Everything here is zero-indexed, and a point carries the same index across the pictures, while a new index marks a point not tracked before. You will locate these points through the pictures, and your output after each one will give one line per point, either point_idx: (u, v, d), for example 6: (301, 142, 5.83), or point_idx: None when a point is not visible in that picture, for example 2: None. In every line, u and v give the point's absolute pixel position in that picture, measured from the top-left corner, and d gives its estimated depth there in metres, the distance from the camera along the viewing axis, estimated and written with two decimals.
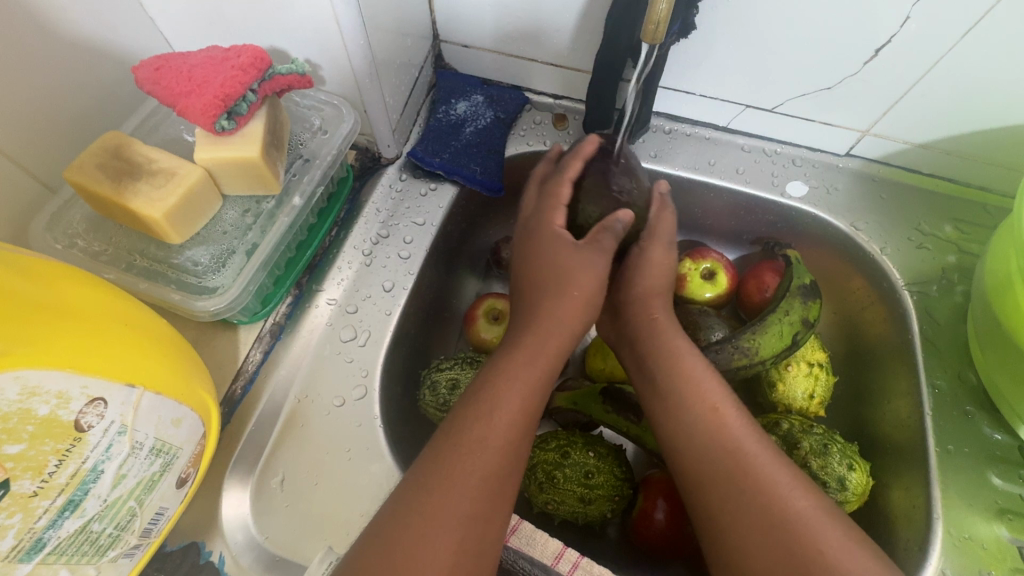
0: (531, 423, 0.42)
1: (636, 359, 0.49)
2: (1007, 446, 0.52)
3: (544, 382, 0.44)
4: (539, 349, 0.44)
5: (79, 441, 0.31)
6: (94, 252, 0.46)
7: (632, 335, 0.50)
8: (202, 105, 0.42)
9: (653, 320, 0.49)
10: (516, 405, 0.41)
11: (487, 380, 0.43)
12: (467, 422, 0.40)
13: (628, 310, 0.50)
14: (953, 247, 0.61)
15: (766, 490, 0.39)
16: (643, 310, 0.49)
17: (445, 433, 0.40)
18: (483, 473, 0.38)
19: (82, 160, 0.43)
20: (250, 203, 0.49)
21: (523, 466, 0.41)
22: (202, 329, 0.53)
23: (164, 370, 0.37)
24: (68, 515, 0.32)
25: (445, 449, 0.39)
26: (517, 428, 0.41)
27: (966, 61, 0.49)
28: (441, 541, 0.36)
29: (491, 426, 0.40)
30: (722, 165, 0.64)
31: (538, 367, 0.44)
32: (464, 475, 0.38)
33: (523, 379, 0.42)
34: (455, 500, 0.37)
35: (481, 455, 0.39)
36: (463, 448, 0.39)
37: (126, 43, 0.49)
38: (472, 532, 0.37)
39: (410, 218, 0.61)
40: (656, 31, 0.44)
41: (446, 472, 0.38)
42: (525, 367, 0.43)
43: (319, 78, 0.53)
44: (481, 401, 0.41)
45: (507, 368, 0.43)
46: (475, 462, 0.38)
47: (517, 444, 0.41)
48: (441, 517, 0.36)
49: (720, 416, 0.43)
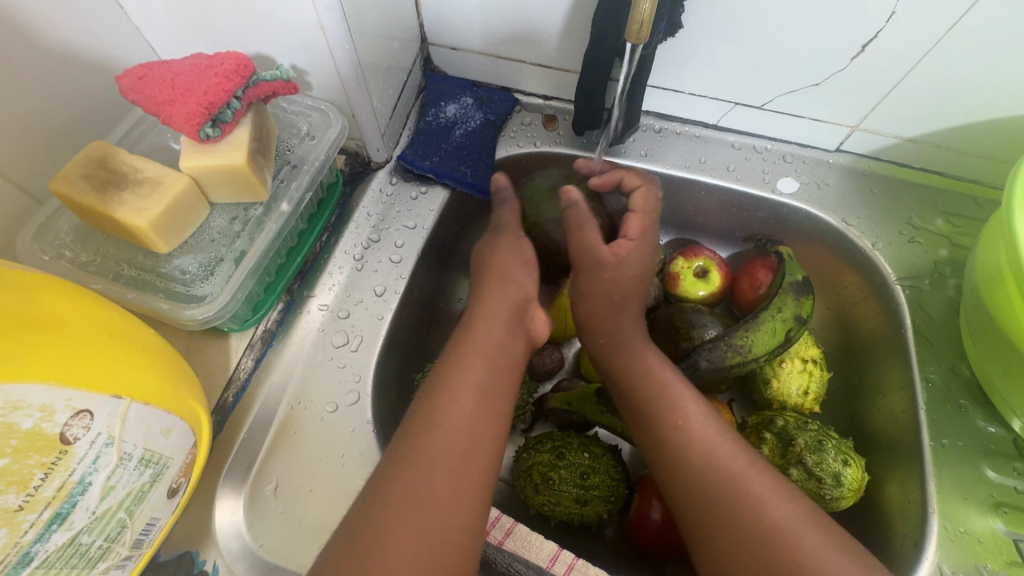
0: (493, 399, 0.42)
1: (606, 373, 0.49)
2: (1001, 438, 0.52)
3: (501, 361, 0.44)
4: (492, 336, 0.45)
5: (64, 454, 0.31)
6: (82, 262, 0.46)
7: (593, 354, 0.50)
8: (186, 113, 0.42)
9: (610, 337, 0.49)
10: (470, 386, 0.41)
11: (443, 368, 0.43)
12: (424, 411, 0.40)
13: (584, 335, 0.51)
14: (945, 240, 0.61)
15: (741, 497, 0.39)
16: (592, 335, 0.50)
17: (411, 423, 0.40)
18: (439, 459, 0.38)
19: (67, 170, 0.43)
20: (238, 210, 0.49)
21: (491, 443, 0.40)
22: (193, 337, 0.52)
23: (150, 380, 0.37)
24: (56, 527, 0.32)
25: (408, 438, 0.39)
26: (474, 411, 0.41)
27: (950, 57, 0.50)
28: (408, 529, 0.36)
29: (443, 412, 0.40)
30: (713, 163, 0.64)
31: (488, 351, 0.44)
32: (422, 464, 0.38)
33: (479, 359, 0.43)
34: (415, 491, 0.37)
35: (443, 437, 0.39)
36: (418, 438, 0.39)
37: (110, 52, 0.49)
38: (440, 514, 0.37)
39: (401, 222, 0.61)
40: (641, 30, 0.45)
41: (413, 458, 0.38)
42: (478, 353, 0.44)
43: (306, 84, 0.53)
44: (433, 392, 0.41)
45: (464, 354, 0.44)
46: (437, 445, 0.39)
47: (479, 421, 0.41)
48: (408, 506, 0.36)
49: (691, 426, 0.43)
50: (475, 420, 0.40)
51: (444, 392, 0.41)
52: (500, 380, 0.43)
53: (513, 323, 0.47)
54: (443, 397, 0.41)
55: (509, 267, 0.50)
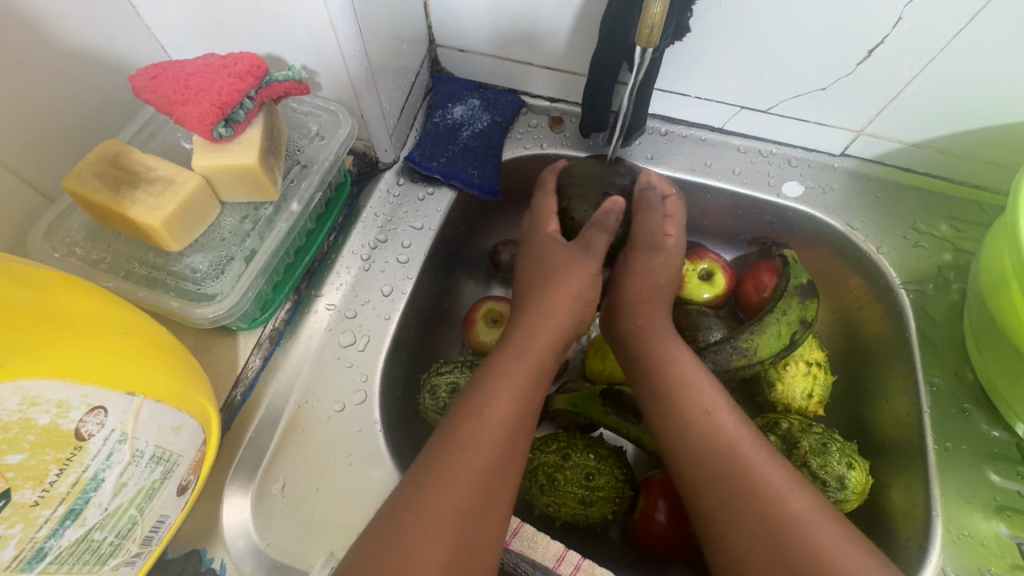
0: (527, 418, 0.43)
1: (630, 364, 0.50)
2: (1004, 442, 0.53)
3: (538, 379, 0.44)
4: (533, 351, 0.45)
5: (79, 450, 0.31)
6: (94, 261, 0.46)
7: (624, 338, 0.51)
8: (199, 113, 0.42)
9: (643, 326, 0.49)
10: (511, 401, 0.42)
11: (482, 380, 0.43)
12: (464, 418, 0.41)
13: (619, 318, 0.51)
14: (948, 245, 0.61)
15: (760, 490, 0.39)
16: (625, 320, 0.50)
17: (444, 431, 0.41)
18: (475, 469, 0.38)
19: (80, 169, 0.43)
20: (248, 209, 0.49)
21: (521, 461, 0.41)
22: (201, 335, 0.53)
23: (163, 378, 0.37)
24: (69, 523, 0.32)
25: (442, 448, 0.39)
26: (512, 425, 0.41)
27: (956, 62, 0.50)
28: (440, 538, 0.36)
29: (483, 422, 0.40)
30: (719, 166, 0.64)
31: (532, 368, 0.44)
32: (461, 473, 0.38)
33: (519, 377, 0.43)
34: (450, 497, 0.37)
35: (479, 450, 0.39)
36: (458, 446, 0.39)
37: (122, 51, 0.49)
38: (471, 528, 0.37)
39: (408, 222, 0.61)
40: (651, 34, 0.45)
41: (448, 466, 0.38)
42: (519, 365, 0.44)
43: (316, 84, 0.53)
44: (472, 399, 0.42)
45: (509, 369, 0.43)
46: (475, 457, 0.39)
47: (515, 440, 0.41)
48: (439, 516, 0.36)
49: (712, 419, 0.43)
50: (512, 439, 0.41)
51: (480, 403, 0.41)
52: (535, 397, 0.44)
53: (555, 341, 0.47)
54: (483, 406, 0.41)
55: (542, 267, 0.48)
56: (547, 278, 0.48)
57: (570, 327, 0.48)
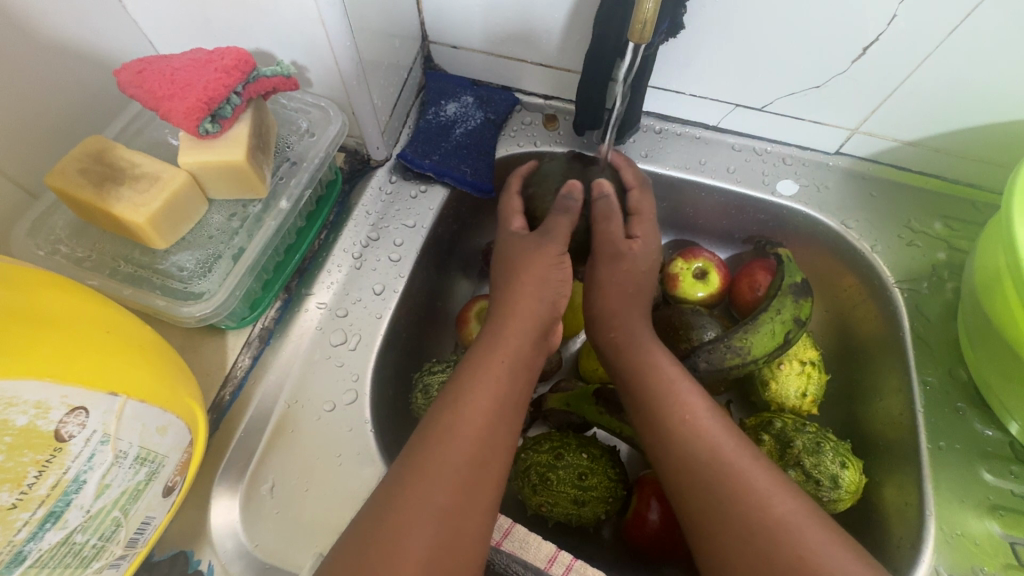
0: (508, 410, 0.42)
1: (613, 370, 0.49)
2: (998, 441, 0.52)
3: (517, 369, 0.44)
4: (507, 341, 0.44)
5: (59, 451, 0.31)
6: (78, 259, 0.45)
7: (603, 343, 0.50)
8: (185, 108, 0.41)
9: (624, 329, 0.48)
10: (488, 394, 0.41)
11: (459, 376, 0.43)
12: (440, 414, 0.40)
13: (596, 332, 0.50)
14: (942, 243, 0.61)
15: (746, 494, 0.39)
16: (603, 329, 0.50)
17: (422, 430, 0.40)
18: (454, 466, 0.38)
19: (64, 164, 0.43)
20: (236, 206, 0.49)
21: (504, 454, 0.40)
22: (189, 334, 0.52)
23: (147, 378, 0.36)
24: (50, 526, 0.31)
25: (420, 446, 0.39)
26: (490, 418, 0.40)
27: (951, 60, 0.50)
28: (420, 536, 0.35)
29: (460, 418, 0.40)
30: (713, 165, 0.64)
31: (507, 359, 0.43)
32: (437, 469, 0.38)
33: (495, 371, 0.42)
34: (428, 495, 0.37)
35: (456, 446, 0.39)
36: (434, 443, 0.39)
37: (108, 46, 0.49)
38: (452, 525, 0.36)
39: (400, 220, 0.60)
40: (644, 30, 0.45)
41: (425, 464, 0.38)
42: (494, 358, 0.43)
43: (306, 80, 0.53)
44: (448, 396, 0.41)
45: (484, 364, 0.43)
46: (453, 453, 0.38)
47: (495, 433, 0.40)
48: (419, 514, 0.36)
49: (695, 424, 0.43)
50: (491, 432, 0.40)
51: (456, 398, 0.41)
52: (515, 389, 0.43)
53: (536, 333, 0.46)
54: (459, 402, 0.41)
55: (532, 266, 0.47)
56: (518, 269, 0.48)
57: (546, 315, 0.47)
